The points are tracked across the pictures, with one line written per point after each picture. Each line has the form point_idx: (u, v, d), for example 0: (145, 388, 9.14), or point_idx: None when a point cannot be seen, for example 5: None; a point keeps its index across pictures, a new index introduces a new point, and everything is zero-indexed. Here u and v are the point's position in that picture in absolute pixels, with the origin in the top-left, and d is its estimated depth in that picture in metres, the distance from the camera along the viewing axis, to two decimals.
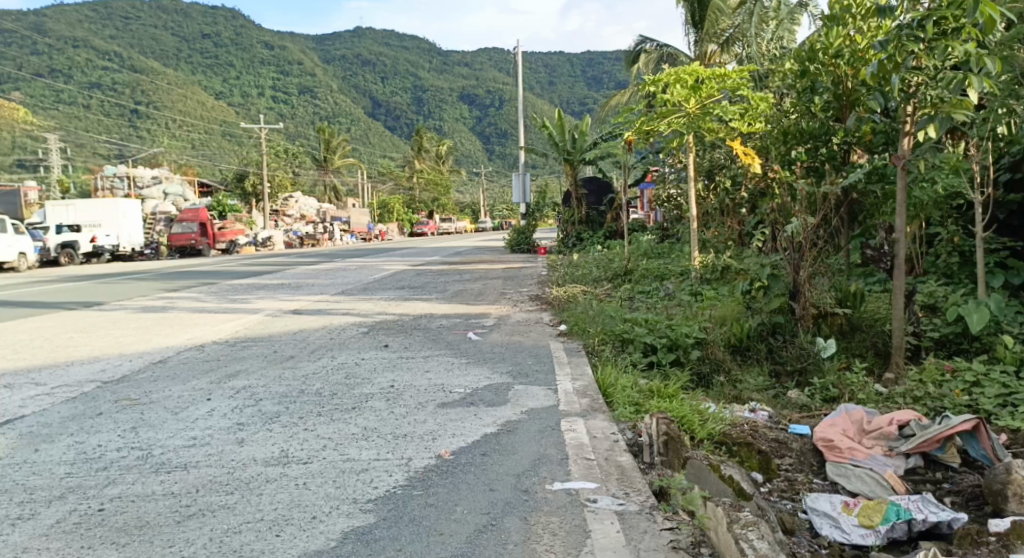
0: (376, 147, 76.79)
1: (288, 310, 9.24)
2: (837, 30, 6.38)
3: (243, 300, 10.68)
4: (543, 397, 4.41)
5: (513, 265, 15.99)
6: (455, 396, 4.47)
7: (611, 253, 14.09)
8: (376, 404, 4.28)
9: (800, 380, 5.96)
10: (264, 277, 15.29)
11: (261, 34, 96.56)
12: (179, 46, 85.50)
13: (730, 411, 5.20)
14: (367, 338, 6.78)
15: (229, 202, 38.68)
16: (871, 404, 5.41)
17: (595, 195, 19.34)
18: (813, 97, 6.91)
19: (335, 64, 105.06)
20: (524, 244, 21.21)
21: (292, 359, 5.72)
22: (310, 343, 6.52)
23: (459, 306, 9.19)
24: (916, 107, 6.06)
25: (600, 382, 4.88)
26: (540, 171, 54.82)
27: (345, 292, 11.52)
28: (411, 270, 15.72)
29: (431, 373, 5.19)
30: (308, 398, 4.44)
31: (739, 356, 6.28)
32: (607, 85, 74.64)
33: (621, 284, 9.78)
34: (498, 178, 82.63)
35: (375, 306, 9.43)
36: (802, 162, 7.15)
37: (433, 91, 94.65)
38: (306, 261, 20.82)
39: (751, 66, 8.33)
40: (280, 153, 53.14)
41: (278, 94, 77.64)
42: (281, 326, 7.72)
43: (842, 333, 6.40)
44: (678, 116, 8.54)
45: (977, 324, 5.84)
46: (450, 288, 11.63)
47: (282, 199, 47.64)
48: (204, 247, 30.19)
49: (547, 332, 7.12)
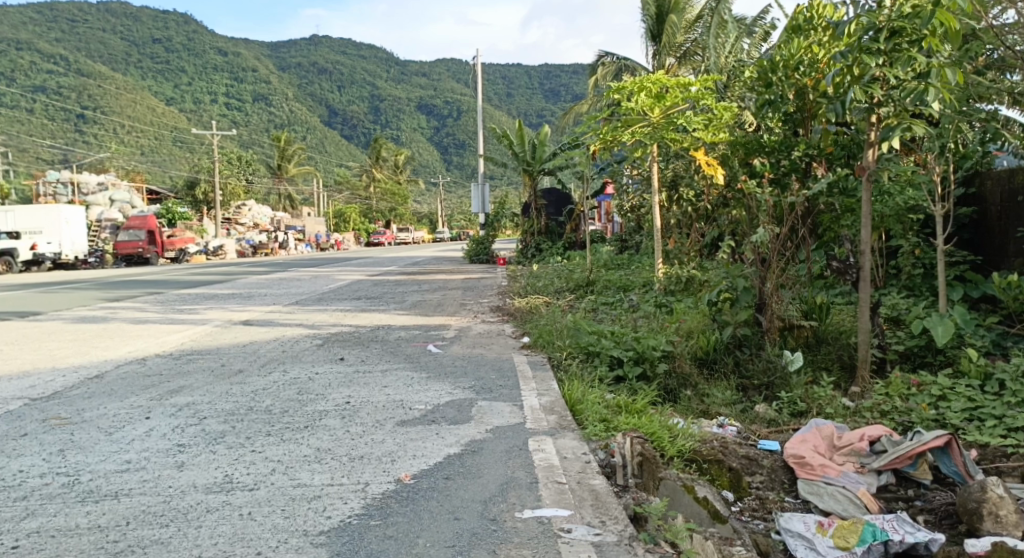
0: (332, 156, 75.91)
1: (237, 321, 8.86)
2: (798, 41, 6.41)
3: (191, 310, 10.25)
4: (509, 415, 4.19)
5: (472, 276, 15.77)
6: (416, 413, 4.22)
7: (571, 264, 13.96)
8: (330, 422, 4.00)
9: (767, 394, 5.84)
10: (214, 287, 14.81)
11: (214, 40, 95.07)
12: (129, 50, 83.70)
13: (699, 427, 5.04)
14: (322, 351, 6.48)
15: (179, 210, 37.68)
16: (839, 419, 5.32)
17: (555, 206, 19.14)
18: (770, 111, 6.79)
19: (291, 71, 103.74)
20: (483, 254, 21.03)
21: (241, 374, 5.40)
22: (260, 356, 6.20)
23: (418, 317, 8.93)
24: (878, 118, 6.00)
25: (567, 398, 4.70)
26: (499, 182, 54.69)
27: (299, 302, 11.17)
28: (368, 280, 15.41)
29: (389, 388, 4.92)
30: (257, 416, 4.15)
31: (705, 370, 6.18)
32: (566, 98, 75.02)
33: (583, 295, 9.64)
34: (456, 188, 82.37)
35: (330, 317, 9.11)
36: (767, 175, 6.77)
37: (390, 100, 94.03)
38: (259, 270, 20.32)
39: (716, 76, 8.28)
40: (233, 160, 52.16)
41: (232, 100, 76.30)
42: (230, 338, 7.37)
43: (808, 346, 6.33)
44: (642, 125, 8.45)
45: (942, 336, 5.78)
46: (408, 298, 11.37)
47: (235, 208, 46.67)
48: (152, 255, 29.31)
49: (509, 345, 6.91)
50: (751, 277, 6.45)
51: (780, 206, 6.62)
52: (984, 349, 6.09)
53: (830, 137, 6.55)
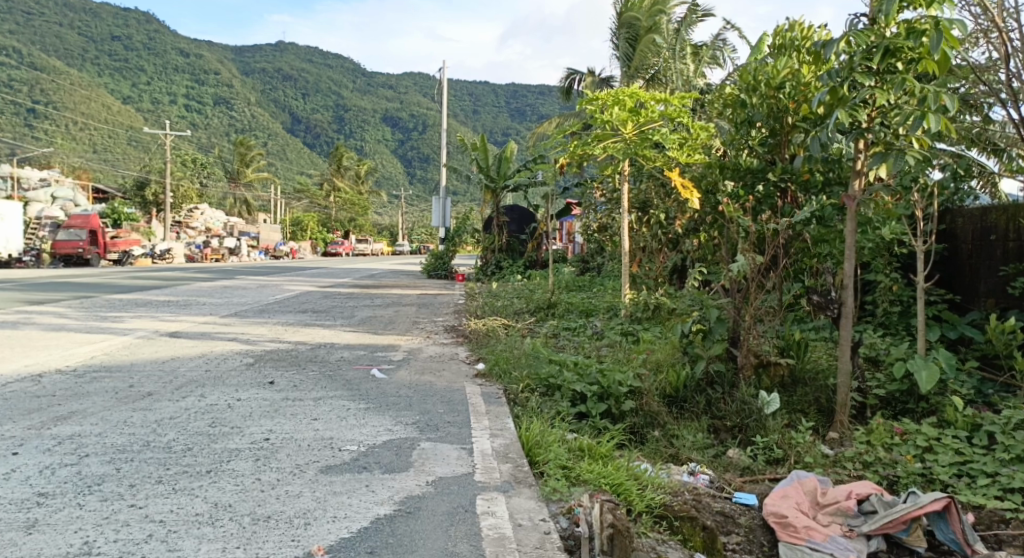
0: (292, 163, 74.53)
1: (165, 333, 8.07)
2: (783, 61, 6.04)
3: (116, 318, 9.41)
4: (455, 463, 3.57)
5: (429, 292, 15.13)
6: (344, 457, 3.57)
7: (532, 284, 13.45)
8: (238, 466, 3.37)
9: (740, 437, 5.34)
10: (149, 292, 13.89)
11: (175, 41, 93.13)
12: (86, 46, 81.31)
13: (667, 474, 4.51)
14: (250, 372, 5.78)
15: (125, 210, 36.13)
16: (819, 470, 4.81)
17: (517, 224, 18.75)
18: (750, 131, 6.36)
19: (254, 76, 102.05)
20: (442, 269, 20.39)
21: (149, 399, 4.71)
22: (178, 376, 5.49)
23: (365, 336, 8.26)
24: (867, 144, 5.54)
25: (525, 440, 4.16)
26: (462, 197, 53.93)
27: (237, 314, 10.39)
28: (318, 292, 14.67)
29: (319, 423, 4.26)
30: (153, 454, 3.51)
31: (675, 408, 5.64)
32: (531, 117, 74.74)
33: (544, 318, 9.10)
34: (418, 203, 81.75)
35: (269, 332, 8.37)
36: (744, 199, 6.42)
37: (354, 111, 92.91)
38: (203, 277, 19.39)
39: (694, 94, 7.82)
40: (187, 162, 50.74)
41: (192, 102, 74.49)
42: (151, 352, 6.63)
43: (783, 386, 5.81)
44: (614, 141, 8.05)
45: (927, 383, 5.30)
46: (358, 314, 10.67)
47: (186, 211, 45.26)
48: (93, 255, 28.00)
49: (462, 371, 6.27)
50: (725, 308, 5.88)
51: (761, 234, 6.19)
52: (968, 397, 5.65)
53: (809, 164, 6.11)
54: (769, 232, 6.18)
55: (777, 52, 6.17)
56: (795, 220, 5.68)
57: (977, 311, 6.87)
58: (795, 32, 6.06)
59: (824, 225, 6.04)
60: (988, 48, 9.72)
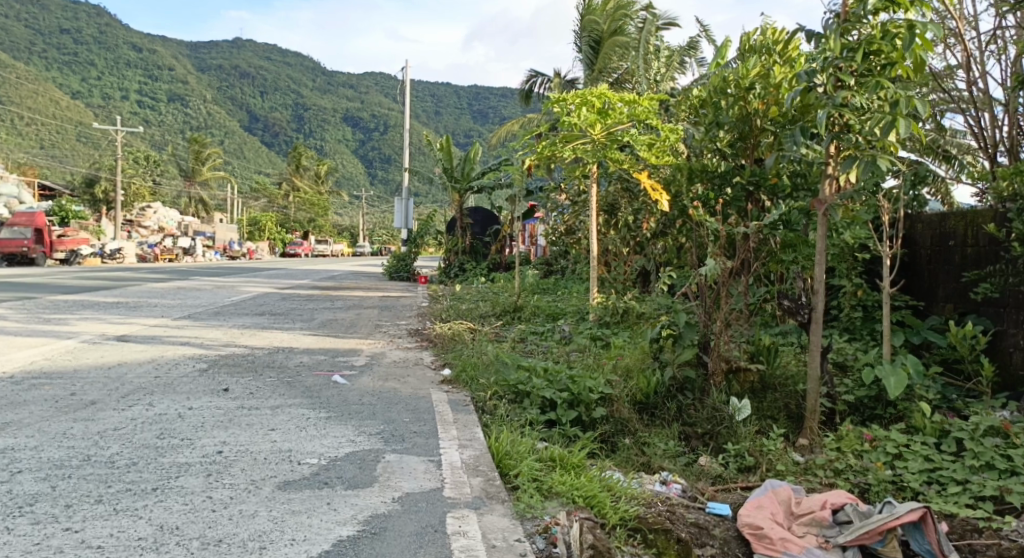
0: (250, 162, 73.14)
1: (113, 337, 7.72)
2: (754, 60, 5.97)
3: (60, 320, 8.99)
4: (421, 477, 3.38)
5: (390, 295, 14.84)
6: (304, 472, 3.36)
7: (496, 287, 13.25)
8: (188, 483, 3.16)
9: (710, 444, 5.23)
10: (98, 293, 13.40)
11: (128, 36, 90.93)
12: (35, 38, 78.82)
13: (638, 484, 4.38)
14: (203, 379, 5.49)
15: (74, 208, 34.99)
16: (791, 478, 4.71)
17: (481, 226, 18.53)
18: (718, 133, 6.28)
19: (211, 73, 100.11)
20: (404, 271, 20.09)
21: (92, 409, 4.44)
22: (124, 383, 5.22)
23: (325, 340, 7.98)
24: (839, 147, 5.48)
25: (494, 451, 3.98)
26: (423, 198, 53.42)
27: (191, 316, 10.01)
28: (276, 294, 14.30)
29: (277, 433, 4.03)
30: (94, 470, 3.29)
31: (645, 416, 5.53)
32: (493, 119, 74.47)
33: (510, 322, 8.93)
34: (378, 203, 80.98)
35: (224, 336, 8.06)
36: (712, 202, 6.32)
37: (314, 109, 91.66)
38: (156, 277, 18.83)
39: (663, 94, 7.67)
40: (139, 160, 49.49)
41: (145, 99, 72.72)
42: (97, 357, 6.29)
43: (753, 392, 5.70)
44: (583, 142, 7.95)
45: (895, 389, 5.20)
46: (318, 317, 10.37)
47: (138, 210, 44.05)
48: (38, 255, 27.06)
49: (426, 378, 6.06)
50: (697, 313, 5.74)
51: (732, 237, 6.07)
52: (935, 403, 5.61)
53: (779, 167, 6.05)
54: (740, 234, 6.07)
55: (747, 53, 6.12)
56: (768, 221, 5.52)
57: (936, 315, 6.89)
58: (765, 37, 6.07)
59: (790, 228, 5.90)
60: (948, 56, 9.85)
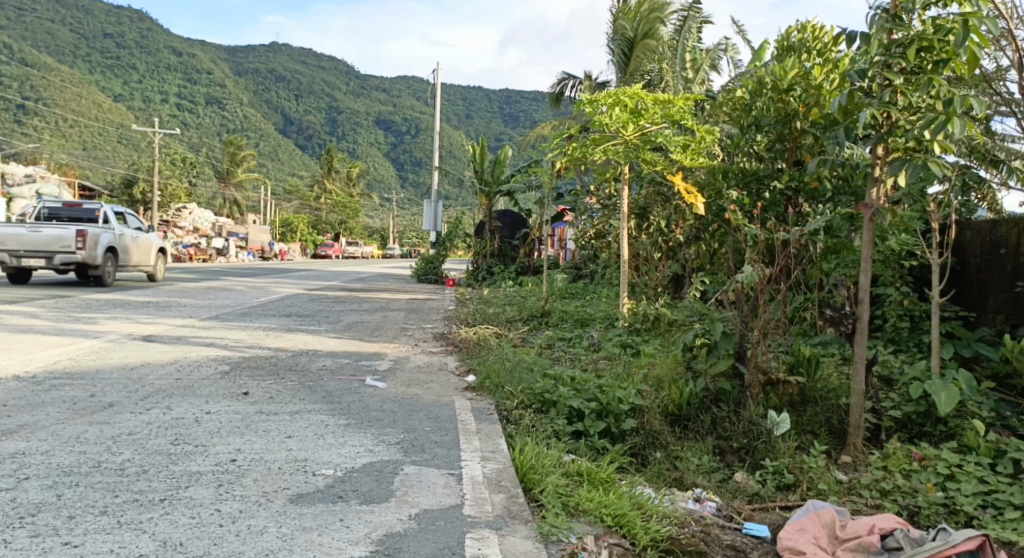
0: (284, 164, 73.94)
1: (139, 336, 7.69)
2: (791, 61, 5.81)
3: (88, 319, 9.00)
4: (442, 492, 3.21)
5: (418, 297, 14.74)
6: (318, 484, 3.21)
7: (523, 291, 13.08)
8: (197, 494, 3.02)
9: (747, 460, 4.97)
10: (129, 292, 13.48)
11: (167, 40, 92.52)
12: (78, 43, 80.52)
13: (670, 500, 4.17)
14: (224, 382, 5.39)
15: (112, 208, 35.56)
16: (833, 498, 4.45)
17: (510, 229, 18.35)
18: (754, 135, 6.04)
19: (247, 76, 101.45)
20: (432, 274, 20.01)
21: (109, 412, 4.34)
22: (145, 385, 5.14)
23: (350, 342, 7.87)
24: (887, 149, 5.09)
25: (519, 464, 3.79)
26: (453, 201, 53.46)
27: (218, 317, 9.98)
28: (304, 295, 14.27)
29: (294, 441, 3.88)
30: (102, 478, 3.17)
31: (678, 428, 5.30)
32: (524, 123, 74.36)
33: (538, 327, 8.74)
34: (409, 206, 81.39)
35: (248, 337, 7.98)
36: (746, 206, 6.07)
37: (347, 112, 92.43)
38: (188, 277, 18.96)
39: (698, 95, 7.42)
40: (176, 162, 50.24)
41: (183, 101, 73.88)
42: (121, 357, 6.23)
43: (793, 405, 5.38)
44: (614, 143, 7.73)
45: (945, 406, 4.88)
46: (344, 318, 10.27)
47: (174, 211, 44.72)
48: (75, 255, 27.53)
49: (451, 384, 5.89)
50: (733, 321, 5.48)
51: (771, 242, 5.79)
52: (989, 421, 5.29)
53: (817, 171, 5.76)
54: (780, 240, 5.79)
55: (784, 53, 5.97)
56: (810, 226, 5.22)
57: (986, 327, 6.52)
58: (805, 34, 5.86)
59: (831, 234, 5.62)
60: (997, 56, 9.47)
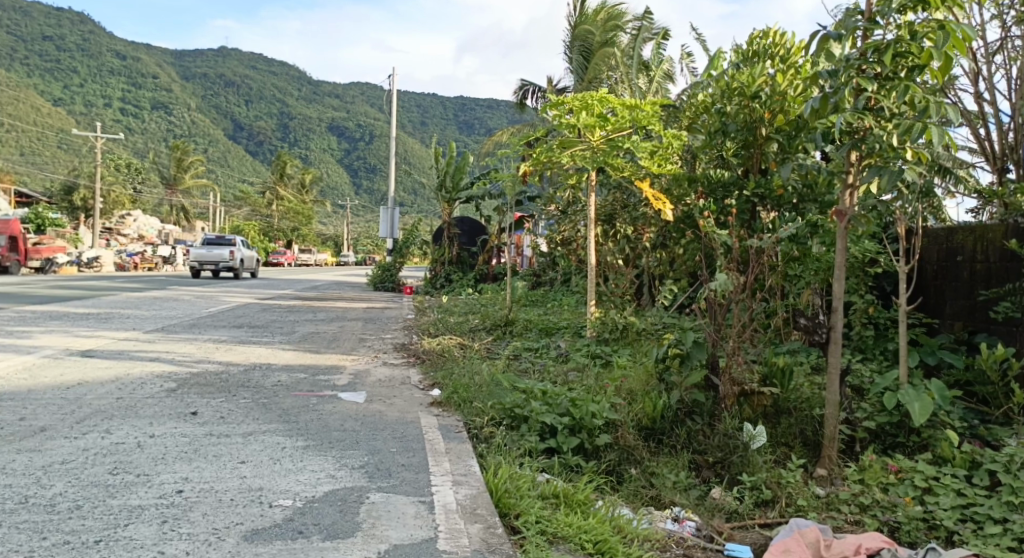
0: (233, 170, 72.34)
1: (78, 351, 7.22)
2: (757, 68, 5.57)
3: (24, 333, 8.46)
4: (412, 525, 2.95)
5: (375, 306, 14.36)
6: (275, 518, 2.93)
7: (484, 299, 12.83)
8: (138, 534, 2.72)
9: (723, 475, 4.80)
10: (69, 303, 12.83)
11: (110, 43, 89.94)
12: (17, 45, 77.76)
13: (648, 521, 3.96)
14: (169, 401, 5.02)
15: (51, 215, 34.22)
16: (813, 514, 4.31)
17: (468, 236, 18.03)
18: (722, 140, 5.87)
19: (195, 81, 99.25)
20: (389, 282, 19.60)
21: (40, 437, 3.97)
22: (81, 406, 4.74)
23: (306, 355, 7.50)
24: (860, 155, 4.88)
25: (494, 489, 3.53)
26: (407, 208, 52.83)
27: (165, 329, 9.49)
28: (257, 305, 13.78)
29: (247, 467, 3.57)
30: (30, 517, 2.84)
31: (651, 442, 5.10)
32: (479, 130, 74.10)
33: (501, 337, 8.50)
34: (363, 213, 80.42)
35: (198, 351, 7.57)
36: (716, 212, 5.91)
37: (299, 118, 91.02)
38: (133, 287, 18.22)
39: (666, 99, 7.26)
40: (120, 167, 48.73)
41: (128, 106, 71.81)
42: (56, 375, 5.79)
43: (766, 416, 5.25)
44: (581, 148, 7.53)
45: (920, 417, 4.76)
46: (299, 329, 9.88)
47: (118, 218, 43.34)
48: (13, 263, 26.33)
49: (415, 399, 5.60)
50: (705, 330, 5.27)
51: (744, 250, 5.61)
52: (961, 430, 5.20)
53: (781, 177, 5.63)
54: (750, 248, 5.59)
55: (748, 59, 5.73)
56: (784, 235, 5.03)
57: (946, 333, 6.49)
58: (767, 39, 5.63)
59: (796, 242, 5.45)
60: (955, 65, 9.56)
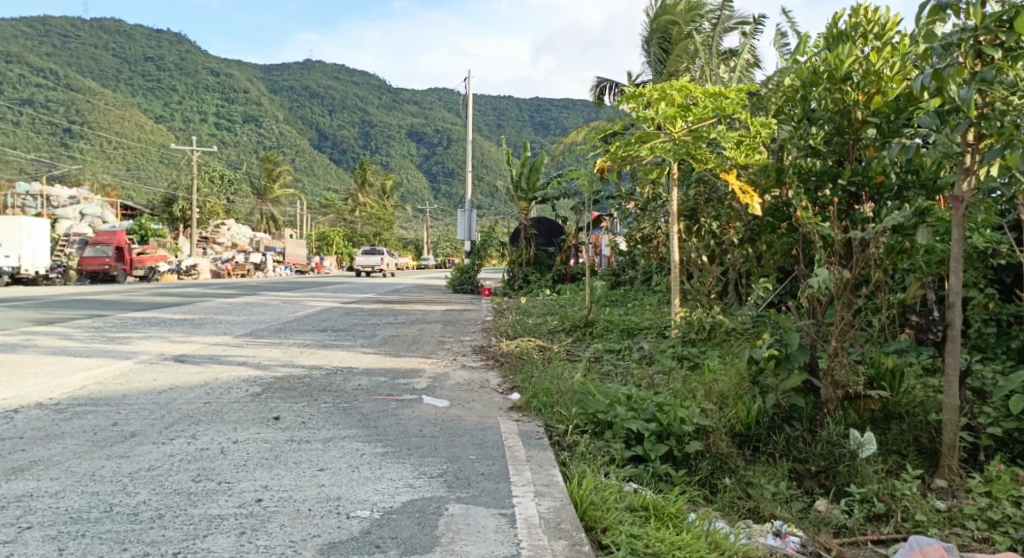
0: (319, 178, 74.47)
1: (171, 356, 7.42)
2: (845, 48, 5.16)
3: (122, 339, 8.77)
4: (493, 541, 2.79)
5: (455, 308, 14.37)
6: (353, 530, 2.84)
7: (563, 299, 12.63)
8: (216, 545, 2.67)
9: (827, 485, 4.46)
10: (165, 310, 13.32)
11: (204, 60, 94.13)
12: (121, 67, 82.32)
13: (747, 536, 3.69)
14: (255, 406, 5.04)
15: (152, 226, 35.93)
16: (932, 530, 3.93)
17: (545, 236, 17.85)
18: (811, 129, 5.47)
19: (283, 93, 102.81)
20: (468, 285, 19.58)
21: (130, 443, 4.02)
22: (171, 411, 4.81)
23: (386, 358, 7.49)
24: (978, 135, 4.41)
25: (579, 501, 3.34)
26: (487, 210, 53.12)
27: (253, 334, 9.68)
28: (340, 309, 13.97)
29: (327, 475, 3.50)
30: (113, 526, 2.82)
31: (747, 450, 4.79)
32: (557, 130, 73.88)
33: (582, 339, 8.28)
34: (443, 217, 81.44)
35: (282, 355, 7.66)
36: (812, 204, 5.49)
37: (381, 125, 92.95)
38: (225, 293, 18.84)
39: (751, 86, 6.86)
40: (215, 178, 50.81)
41: (222, 120, 74.94)
42: (150, 380, 5.93)
43: (874, 422, 4.87)
44: (662, 141, 7.18)
45: None
46: (380, 332, 9.93)
47: (214, 227, 45.20)
48: (118, 273, 27.75)
49: (495, 403, 5.46)
50: (804, 330, 4.88)
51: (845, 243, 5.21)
52: None
53: (880, 162, 5.19)
54: (851, 241, 5.17)
55: (834, 41, 5.32)
56: (891, 224, 4.56)
57: None
58: (858, 18, 5.15)
59: (900, 234, 4.98)
60: None
